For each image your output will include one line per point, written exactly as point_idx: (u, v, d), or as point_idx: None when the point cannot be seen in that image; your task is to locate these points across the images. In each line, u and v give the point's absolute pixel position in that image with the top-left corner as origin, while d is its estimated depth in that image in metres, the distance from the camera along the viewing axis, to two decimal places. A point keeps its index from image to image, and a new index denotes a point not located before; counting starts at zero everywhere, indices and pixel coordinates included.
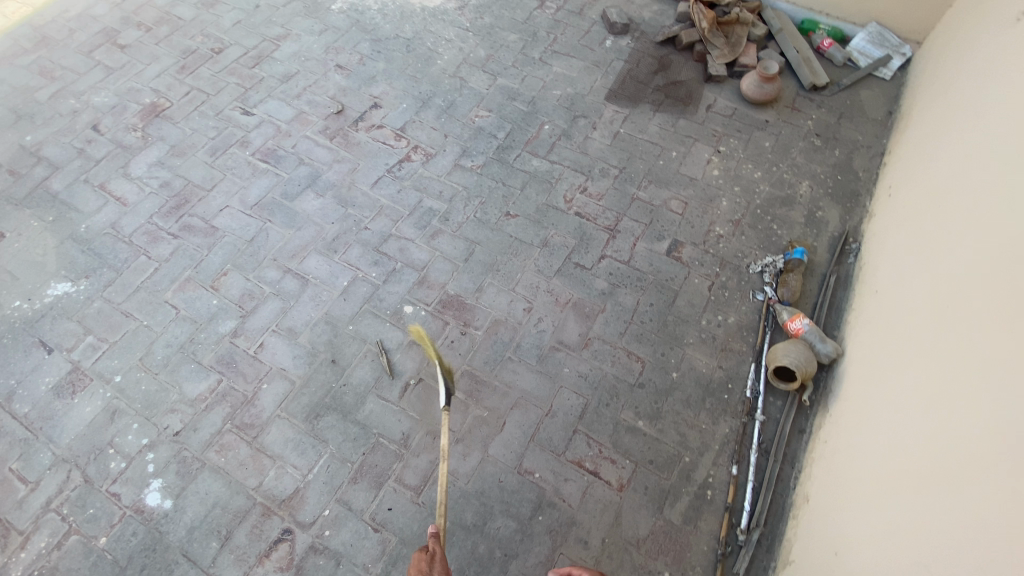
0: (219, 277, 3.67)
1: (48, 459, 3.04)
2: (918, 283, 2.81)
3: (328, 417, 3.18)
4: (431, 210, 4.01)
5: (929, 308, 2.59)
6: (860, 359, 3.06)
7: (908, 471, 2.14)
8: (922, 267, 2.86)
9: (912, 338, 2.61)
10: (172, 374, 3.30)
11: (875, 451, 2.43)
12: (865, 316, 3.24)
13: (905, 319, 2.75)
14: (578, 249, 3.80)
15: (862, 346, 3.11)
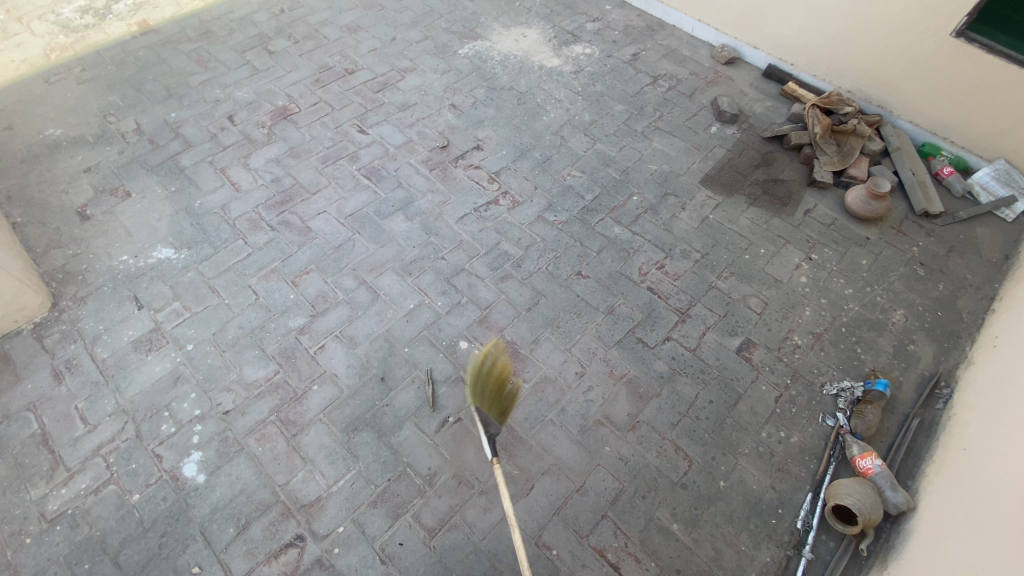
0: (301, 274, 3.90)
1: (110, 406, 3.25)
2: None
3: (364, 433, 3.22)
4: (506, 254, 4.09)
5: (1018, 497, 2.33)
6: (947, 514, 2.70)
7: None
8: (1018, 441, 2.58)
9: (1018, 519, 2.24)
10: (237, 355, 3.49)
11: None
12: (958, 467, 2.87)
13: (989, 498, 2.48)
14: (644, 325, 3.71)
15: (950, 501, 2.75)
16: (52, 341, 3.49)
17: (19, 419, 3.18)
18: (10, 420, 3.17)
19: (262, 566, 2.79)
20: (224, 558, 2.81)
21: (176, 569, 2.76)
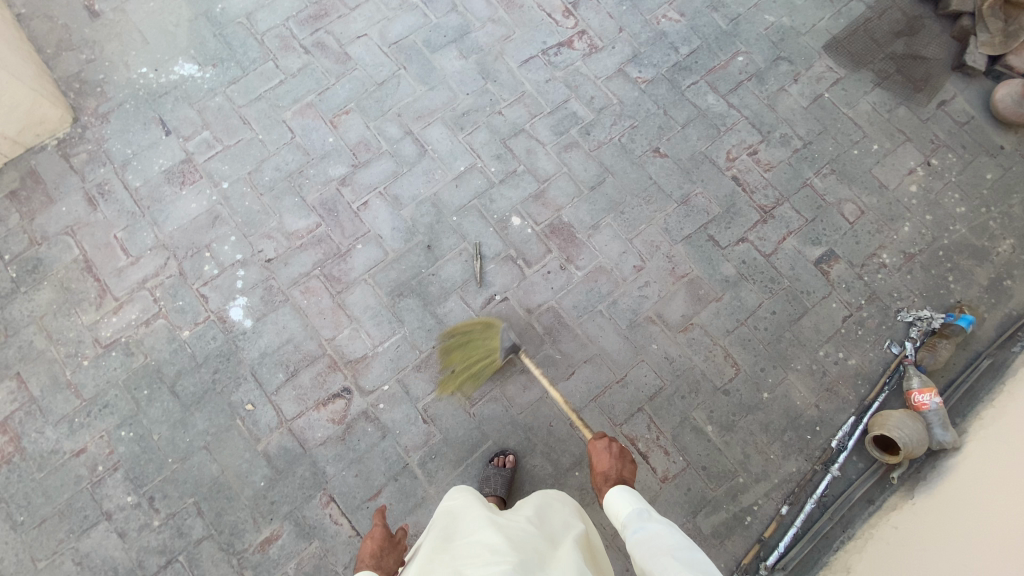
0: (341, 114, 3.45)
1: (150, 240, 3.16)
2: None
3: (409, 300, 3.12)
4: (574, 116, 3.52)
5: None
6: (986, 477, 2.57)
7: None
8: None
9: None
10: (275, 201, 3.26)
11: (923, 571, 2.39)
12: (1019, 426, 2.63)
13: None
14: (719, 221, 3.36)
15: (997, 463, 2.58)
16: (80, 163, 3.27)
17: (60, 243, 3.14)
18: (52, 243, 3.14)
19: (312, 411, 2.94)
20: (275, 399, 2.95)
21: (231, 404, 2.93)
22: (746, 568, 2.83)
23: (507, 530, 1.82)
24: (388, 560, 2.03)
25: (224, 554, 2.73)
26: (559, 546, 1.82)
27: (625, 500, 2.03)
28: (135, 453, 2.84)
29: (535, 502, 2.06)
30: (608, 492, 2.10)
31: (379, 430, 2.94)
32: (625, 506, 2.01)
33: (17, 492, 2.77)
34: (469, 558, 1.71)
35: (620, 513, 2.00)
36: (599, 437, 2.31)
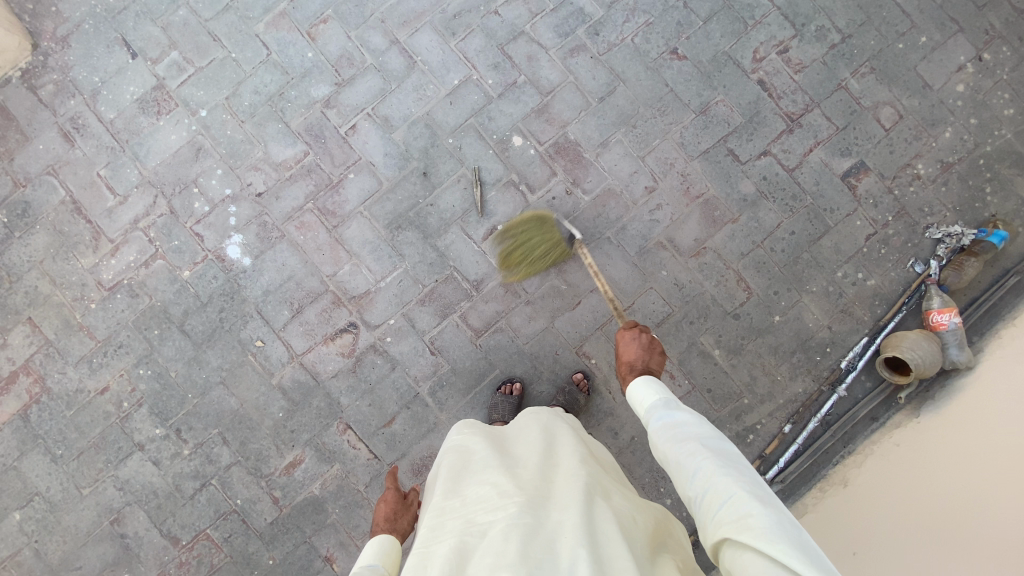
0: (318, 23, 3.09)
1: (135, 177, 3.03)
2: None
3: (408, 232, 3.01)
4: (581, 14, 3.11)
5: None
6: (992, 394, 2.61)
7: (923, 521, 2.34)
8: None
9: None
10: (258, 128, 3.04)
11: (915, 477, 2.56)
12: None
13: None
14: (740, 133, 3.08)
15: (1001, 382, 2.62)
16: (48, 95, 3.05)
17: (44, 183, 3.02)
18: (36, 184, 3.02)
19: (321, 346, 2.97)
20: (284, 336, 2.97)
21: (241, 340, 2.97)
22: None
23: (514, 470, 1.91)
24: (403, 521, 2.03)
25: (252, 477, 2.93)
26: (565, 468, 1.90)
27: (643, 390, 1.80)
28: (156, 390, 2.95)
29: (541, 434, 2.13)
30: (631, 383, 1.88)
31: (387, 362, 2.98)
32: (645, 398, 1.78)
33: (53, 428, 2.93)
34: (479, 497, 1.80)
35: (641, 402, 1.79)
36: (628, 327, 2.11)
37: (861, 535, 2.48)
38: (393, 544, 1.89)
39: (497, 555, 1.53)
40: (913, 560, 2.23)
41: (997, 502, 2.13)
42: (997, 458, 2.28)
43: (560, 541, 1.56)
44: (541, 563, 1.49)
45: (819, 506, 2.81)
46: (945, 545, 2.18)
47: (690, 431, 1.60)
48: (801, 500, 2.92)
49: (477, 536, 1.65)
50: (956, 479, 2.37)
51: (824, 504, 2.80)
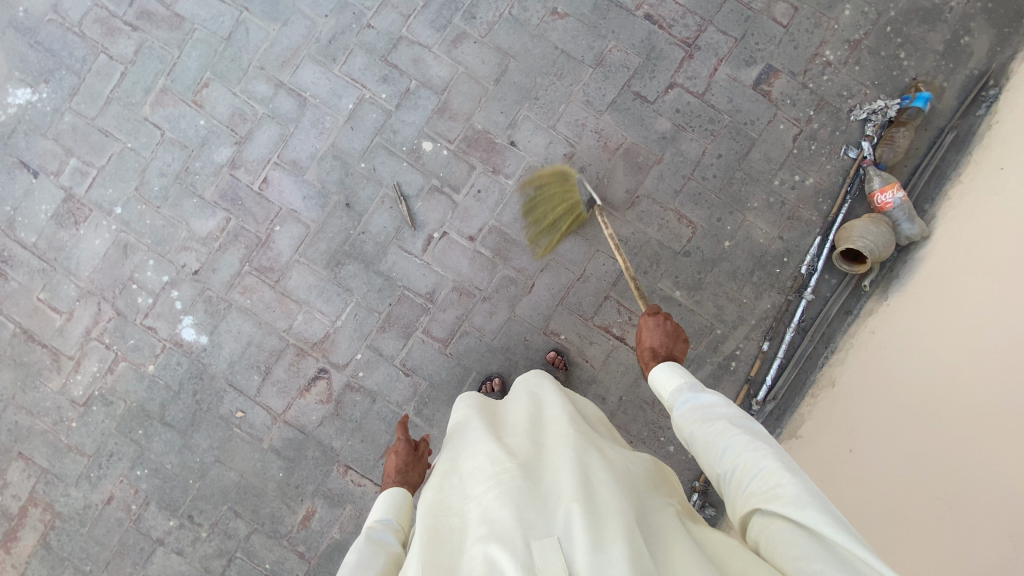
0: (201, 89, 3.06)
1: (74, 290, 3.05)
2: None
3: (349, 265, 3.01)
4: (452, 2, 3.05)
5: None
6: (980, 251, 2.50)
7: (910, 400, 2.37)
8: None
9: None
10: (176, 209, 3.04)
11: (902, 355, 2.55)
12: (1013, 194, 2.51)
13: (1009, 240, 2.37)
14: (641, 73, 3.03)
15: (989, 235, 2.51)
16: None
17: None
18: None
19: (299, 399, 3.01)
20: (261, 400, 3.01)
21: (222, 416, 3.01)
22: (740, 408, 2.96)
23: (505, 437, 1.86)
24: (414, 475, 2.03)
25: (274, 539, 3.00)
26: (555, 428, 1.84)
27: (664, 376, 1.83)
28: (158, 485, 3.01)
29: (532, 399, 2.08)
30: (653, 368, 1.91)
31: (367, 396, 3.01)
32: (667, 383, 1.81)
33: (74, 548, 3.01)
34: (472, 469, 1.74)
35: (664, 387, 1.82)
36: (650, 313, 2.09)
37: (875, 433, 2.43)
38: (404, 496, 1.89)
39: (495, 525, 1.49)
40: (928, 443, 2.18)
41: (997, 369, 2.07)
42: (1008, 317, 2.18)
43: (556, 502, 1.53)
44: (538, 527, 1.46)
45: (814, 411, 2.83)
46: (955, 420, 2.12)
47: (713, 413, 1.64)
48: (798, 410, 2.93)
49: (472, 506, 1.60)
50: (965, 346, 2.28)
51: (819, 409, 2.82)
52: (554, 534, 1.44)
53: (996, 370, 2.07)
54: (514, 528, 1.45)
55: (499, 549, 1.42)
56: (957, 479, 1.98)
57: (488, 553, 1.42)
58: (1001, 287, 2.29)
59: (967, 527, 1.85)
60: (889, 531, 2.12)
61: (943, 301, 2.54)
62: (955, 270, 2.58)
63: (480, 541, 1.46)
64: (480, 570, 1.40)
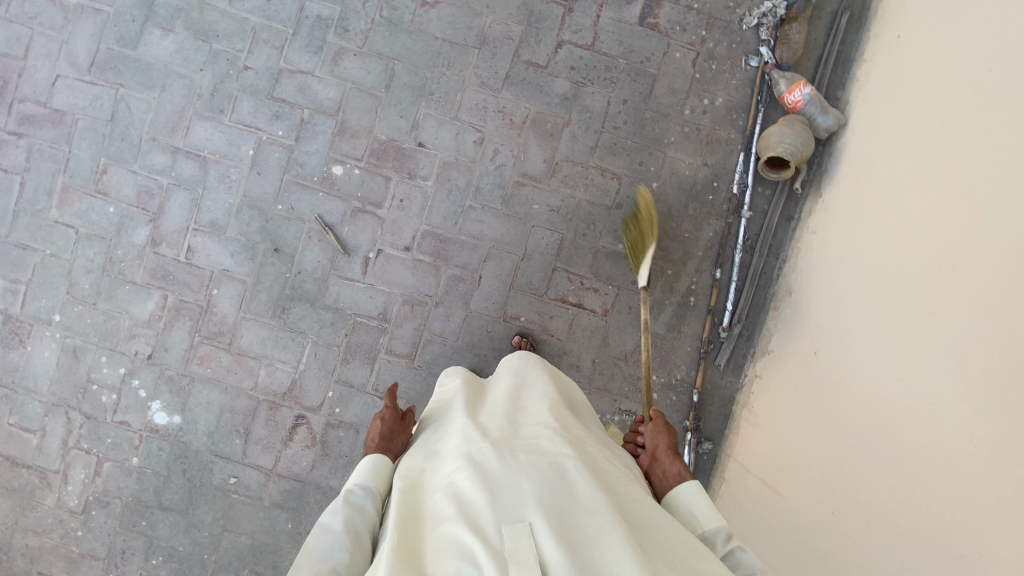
0: (101, 177, 3.01)
1: (39, 406, 3.04)
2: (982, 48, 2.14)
3: (296, 308, 2.99)
4: (321, 21, 2.98)
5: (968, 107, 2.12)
6: (904, 127, 2.43)
7: (869, 289, 2.29)
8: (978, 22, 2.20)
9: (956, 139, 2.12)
10: (112, 301, 3.02)
11: (854, 250, 2.47)
12: (923, 62, 2.43)
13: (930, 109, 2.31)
14: (527, 40, 2.97)
15: (907, 112, 2.44)
16: None
17: None
18: None
19: (286, 450, 3.02)
20: (249, 460, 3.02)
21: (217, 486, 3.03)
22: (710, 339, 2.98)
23: (483, 416, 1.77)
24: (399, 442, 1.97)
25: None
26: (534, 408, 1.77)
27: (701, 503, 1.61)
28: (176, 568, 3.04)
29: (517, 378, 1.99)
30: (680, 506, 1.65)
31: (350, 429, 3.03)
32: (706, 515, 1.58)
33: None
34: (449, 449, 1.65)
35: (702, 518, 1.59)
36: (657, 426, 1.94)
37: (840, 330, 2.38)
38: (387, 462, 1.81)
39: (467, 506, 1.39)
40: (893, 325, 2.10)
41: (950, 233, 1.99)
42: (950, 178, 2.09)
43: (532, 483, 1.42)
44: (511, 510, 1.36)
45: (780, 324, 2.84)
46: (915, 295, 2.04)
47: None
48: (767, 326, 2.93)
49: (444, 487, 1.50)
50: (912, 220, 2.20)
51: (784, 320, 2.82)
52: (527, 519, 1.34)
53: (951, 232, 1.98)
54: (486, 511, 1.36)
55: (469, 530, 1.32)
56: (920, 353, 1.92)
57: (457, 534, 1.33)
58: (934, 154, 2.21)
59: (928, 404, 1.80)
60: (858, 423, 2.06)
61: (880, 188, 2.46)
62: (883, 151, 2.52)
63: (451, 522, 1.37)
64: (447, 551, 1.31)
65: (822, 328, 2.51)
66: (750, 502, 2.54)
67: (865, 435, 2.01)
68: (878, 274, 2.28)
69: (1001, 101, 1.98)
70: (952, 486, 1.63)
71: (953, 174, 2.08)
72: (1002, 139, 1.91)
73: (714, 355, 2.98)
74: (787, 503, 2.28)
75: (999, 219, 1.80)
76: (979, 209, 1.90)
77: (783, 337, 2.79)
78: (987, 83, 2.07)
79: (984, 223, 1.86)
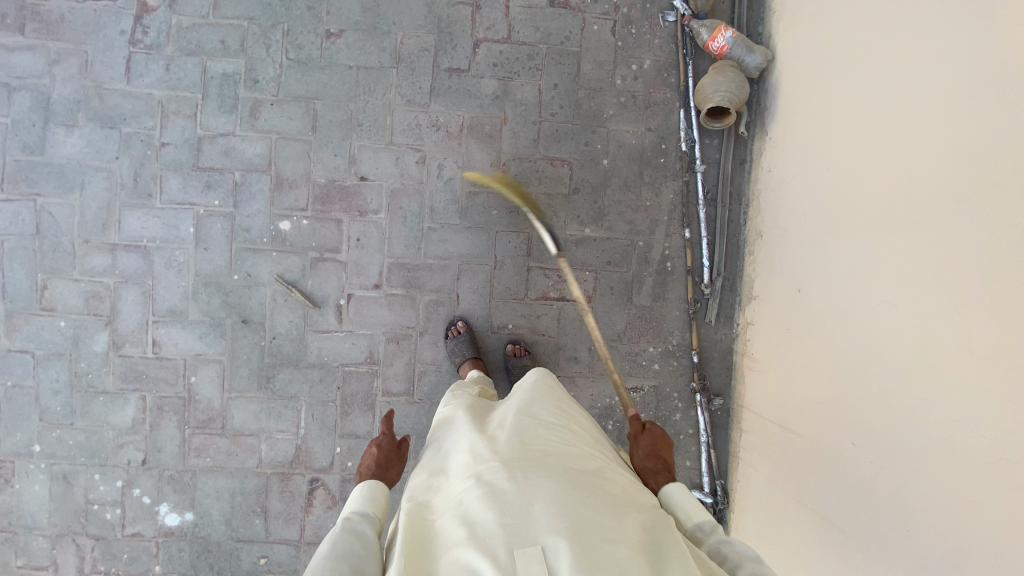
0: (42, 293, 2.84)
1: (43, 541, 2.90)
2: None
3: (281, 374, 2.90)
4: (228, 78, 2.84)
5: (886, 22, 2.08)
6: (829, 48, 2.40)
7: (831, 221, 2.29)
8: None
9: (880, 55, 2.10)
10: (90, 416, 2.88)
11: (809, 185, 2.47)
12: None
13: (849, 30, 2.28)
14: (443, 47, 2.89)
15: (829, 37, 2.41)
16: None
17: None
18: None
19: (309, 517, 2.95)
20: (275, 537, 2.94)
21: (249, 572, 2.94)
22: (695, 299, 2.98)
23: (490, 433, 1.74)
24: (394, 471, 1.94)
25: None
26: (543, 426, 1.75)
27: (685, 504, 1.72)
28: None
29: (524, 389, 1.97)
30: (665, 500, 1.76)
31: None
32: (690, 514, 1.69)
33: None
34: (456, 466, 1.63)
35: (685, 515, 1.69)
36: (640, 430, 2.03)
37: (811, 266, 2.39)
38: (381, 489, 1.79)
39: (477, 528, 1.39)
40: (860, 252, 2.11)
41: (894, 152, 1.98)
42: (881, 95, 2.07)
43: (544, 504, 1.43)
44: (522, 533, 1.37)
45: (758, 267, 2.85)
46: (877, 218, 2.03)
47: (751, 560, 1.52)
48: (746, 273, 2.95)
49: (453, 509, 1.50)
50: (856, 145, 2.18)
51: (760, 263, 2.84)
52: (539, 542, 1.34)
53: (895, 152, 1.97)
54: (497, 535, 1.36)
55: (479, 552, 1.32)
56: (893, 276, 1.93)
57: (468, 559, 1.33)
58: (863, 71, 2.18)
59: (914, 327, 1.81)
60: (850, 359, 2.09)
61: (818, 119, 2.44)
62: (815, 76, 2.49)
63: (461, 546, 1.36)
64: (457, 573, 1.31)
65: (795, 269, 2.52)
66: (772, 450, 2.57)
67: (862, 371, 2.02)
68: (834, 204, 2.28)
69: (915, 7, 1.95)
70: (955, 405, 1.64)
71: (885, 90, 2.06)
72: (921, 50, 1.90)
73: (703, 312, 2.99)
74: (803, 445, 2.33)
75: (940, 133, 1.79)
76: (913, 128, 1.90)
77: (762, 283, 2.80)
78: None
79: (925, 139, 1.85)
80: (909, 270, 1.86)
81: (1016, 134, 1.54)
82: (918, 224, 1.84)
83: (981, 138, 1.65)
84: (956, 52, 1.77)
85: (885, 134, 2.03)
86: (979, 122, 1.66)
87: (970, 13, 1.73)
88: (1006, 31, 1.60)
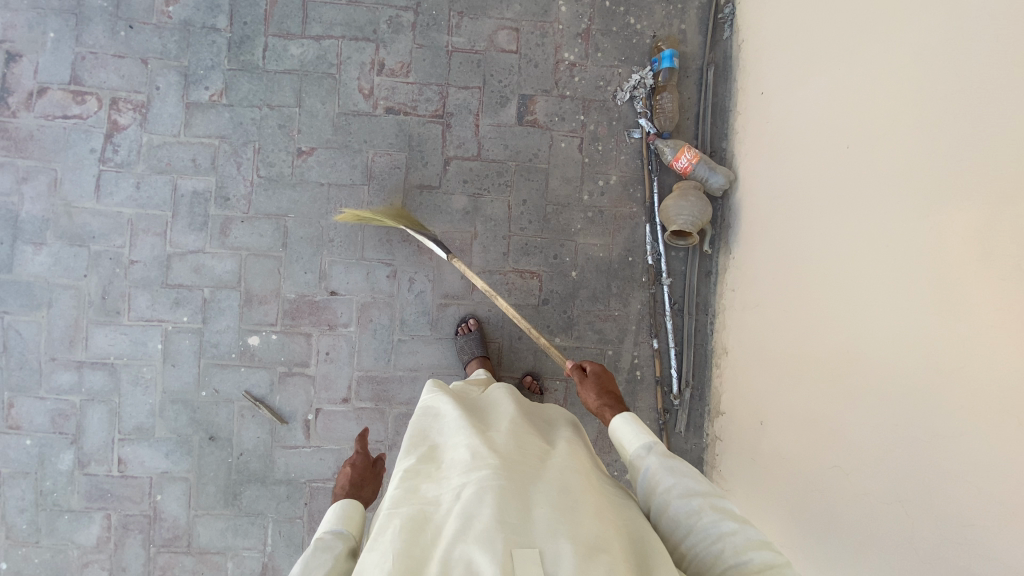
0: (8, 411, 2.81)
1: None
2: (840, 120, 2.11)
3: (247, 490, 2.88)
4: (198, 195, 2.86)
5: (837, 184, 2.09)
6: (786, 189, 2.43)
7: (791, 366, 2.31)
8: (830, 90, 2.19)
9: (831, 212, 2.12)
10: (54, 534, 2.83)
11: (771, 323, 2.49)
12: (789, 123, 2.45)
13: (804, 177, 2.31)
14: (414, 165, 2.93)
15: (785, 179, 2.45)
16: None
17: None
18: None
19: None
20: None
21: None
22: (665, 408, 2.99)
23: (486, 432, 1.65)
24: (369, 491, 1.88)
25: None
26: (538, 439, 1.70)
27: (627, 430, 1.75)
28: None
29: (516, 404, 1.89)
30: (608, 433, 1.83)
31: None
32: (631, 439, 1.73)
33: None
34: (452, 459, 1.54)
35: (625, 441, 1.74)
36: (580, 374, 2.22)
37: (773, 404, 2.42)
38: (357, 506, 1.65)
39: (475, 522, 1.30)
40: (816, 406, 2.11)
41: (845, 318, 1.99)
42: (835, 250, 2.08)
43: (543, 509, 1.38)
44: (521, 533, 1.30)
45: (725, 381, 2.88)
46: (832, 382, 2.04)
47: (679, 487, 1.55)
48: (714, 383, 2.97)
49: (444, 502, 1.41)
50: (812, 299, 2.21)
51: (727, 378, 2.87)
52: (538, 546, 1.28)
53: (847, 319, 1.98)
54: (496, 529, 1.29)
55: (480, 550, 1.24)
56: (844, 449, 1.94)
57: (465, 553, 1.25)
58: (815, 222, 2.21)
59: (862, 510, 1.82)
60: (809, 515, 2.09)
61: (778, 260, 2.47)
62: (772, 211, 2.54)
63: (455, 540, 1.27)
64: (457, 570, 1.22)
65: (759, 403, 2.54)
66: None
67: (819, 533, 2.02)
68: (794, 351, 2.30)
69: (866, 180, 1.95)
70: None
71: (835, 248, 2.08)
72: (868, 224, 1.92)
73: (673, 421, 3.00)
74: None
75: (887, 317, 1.80)
76: (863, 302, 1.91)
77: (731, 405, 2.81)
78: (846, 160, 2.06)
79: (873, 319, 1.85)
80: (863, 445, 1.85)
81: (954, 359, 1.54)
82: (869, 404, 1.85)
83: (925, 342, 1.64)
84: (901, 243, 1.77)
85: (837, 296, 2.05)
86: (920, 324, 1.67)
87: (917, 209, 1.72)
88: (948, 242, 1.60)
